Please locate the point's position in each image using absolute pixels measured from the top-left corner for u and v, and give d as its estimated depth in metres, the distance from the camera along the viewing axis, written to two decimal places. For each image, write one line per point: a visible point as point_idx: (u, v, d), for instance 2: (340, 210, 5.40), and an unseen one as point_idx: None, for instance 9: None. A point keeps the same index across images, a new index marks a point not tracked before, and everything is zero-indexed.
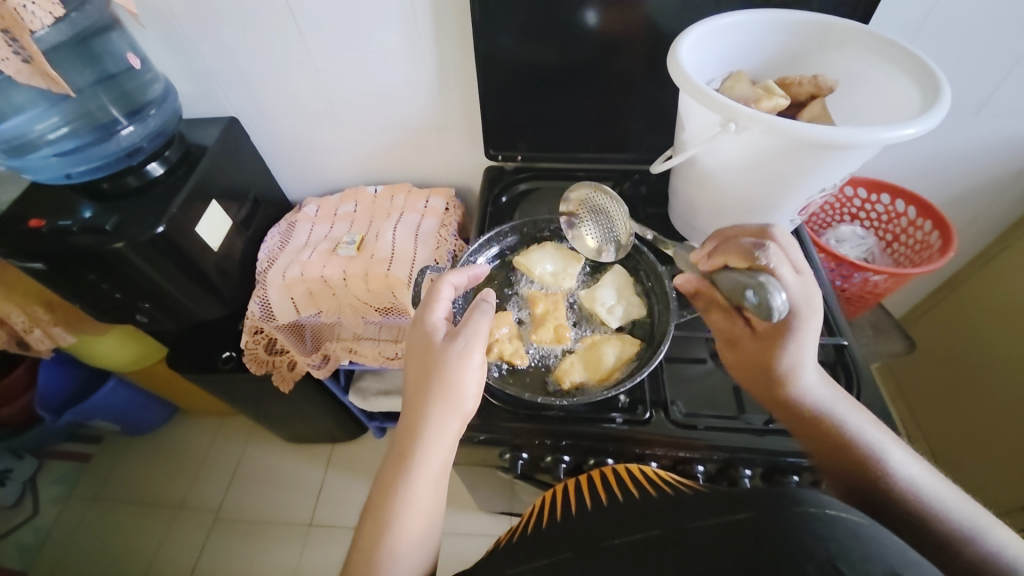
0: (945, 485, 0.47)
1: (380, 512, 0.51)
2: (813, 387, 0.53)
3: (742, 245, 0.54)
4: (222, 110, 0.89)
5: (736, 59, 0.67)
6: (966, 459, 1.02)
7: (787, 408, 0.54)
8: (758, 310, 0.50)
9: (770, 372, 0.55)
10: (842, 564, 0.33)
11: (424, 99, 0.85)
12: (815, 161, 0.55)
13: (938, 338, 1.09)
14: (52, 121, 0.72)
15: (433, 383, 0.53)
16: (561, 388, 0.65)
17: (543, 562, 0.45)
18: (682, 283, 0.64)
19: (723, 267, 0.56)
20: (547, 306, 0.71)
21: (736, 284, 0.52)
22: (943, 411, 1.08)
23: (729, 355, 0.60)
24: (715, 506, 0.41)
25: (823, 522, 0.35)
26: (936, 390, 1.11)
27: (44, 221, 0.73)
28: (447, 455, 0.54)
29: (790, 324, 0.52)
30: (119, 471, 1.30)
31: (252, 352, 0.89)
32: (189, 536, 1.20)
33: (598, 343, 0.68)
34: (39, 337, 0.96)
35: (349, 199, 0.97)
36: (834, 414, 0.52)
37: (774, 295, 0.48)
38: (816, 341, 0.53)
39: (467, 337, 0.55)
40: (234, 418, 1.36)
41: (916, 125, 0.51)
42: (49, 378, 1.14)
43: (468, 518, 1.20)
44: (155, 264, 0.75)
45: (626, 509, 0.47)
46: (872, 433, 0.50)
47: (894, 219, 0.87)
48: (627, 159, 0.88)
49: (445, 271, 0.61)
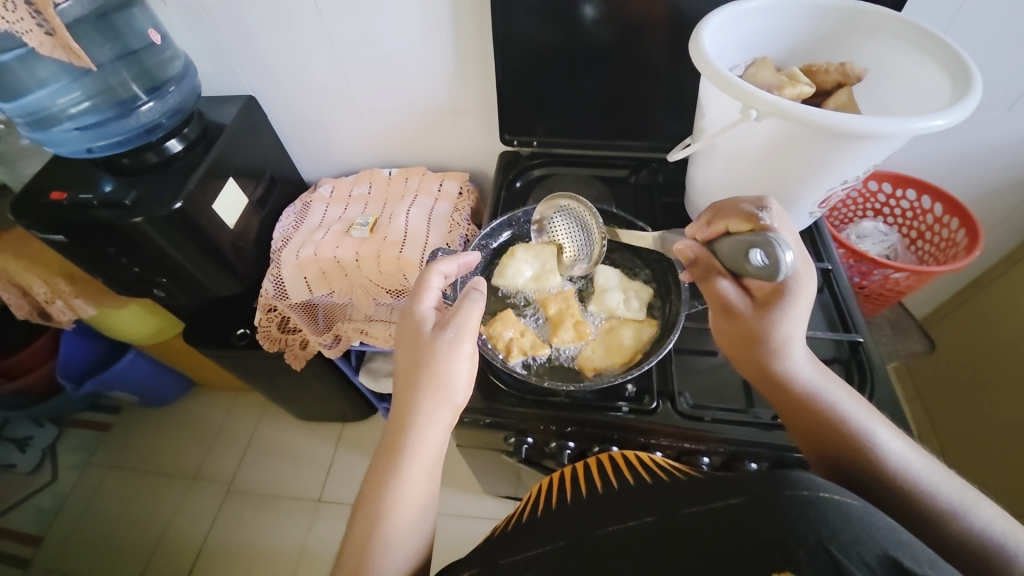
0: (926, 459, 0.47)
1: (372, 504, 0.52)
2: (802, 365, 0.52)
3: (743, 209, 0.53)
4: (240, 89, 0.89)
5: (760, 45, 0.65)
6: (982, 463, 1.00)
7: (774, 385, 0.53)
8: (764, 269, 0.48)
9: (762, 346, 0.53)
10: (832, 547, 0.36)
11: (440, 81, 0.84)
12: (837, 150, 0.54)
13: (959, 339, 1.06)
14: (75, 96, 0.73)
15: (423, 375, 0.54)
16: (587, 375, 0.66)
17: (539, 551, 0.45)
18: (682, 251, 0.59)
19: (724, 233, 0.55)
20: (560, 306, 0.70)
21: (739, 246, 0.51)
22: (959, 413, 1.06)
23: (716, 326, 0.57)
24: (708, 492, 0.43)
25: (817, 505, 0.38)
26: (955, 392, 1.08)
27: (66, 194, 0.75)
28: (439, 444, 0.55)
29: (788, 289, 0.51)
30: (135, 441, 1.34)
31: (266, 329, 0.91)
32: (200, 507, 1.23)
33: (616, 327, 0.69)
34: (61, 308, 0.98)
35: (364, 180, 0.97)
36: (823, 389, 0.51)
37: (783, 252, 0.46)
38: (806, 315, 0.52)
39: (457, 327, 0.55)
40: (249, 394, 1.39)
41: (946, 116, 0.49)
42: (71, 348, 1.17)
43: (474, 501, 1.21)
44: (172, 240, 0.76)
45: (625, 498, 0.47)
46: (861, 411, 0.50)
47: (920, 216, 0.84)
48: (646, 146, 0.87)
49: (435, 259, 0.62)
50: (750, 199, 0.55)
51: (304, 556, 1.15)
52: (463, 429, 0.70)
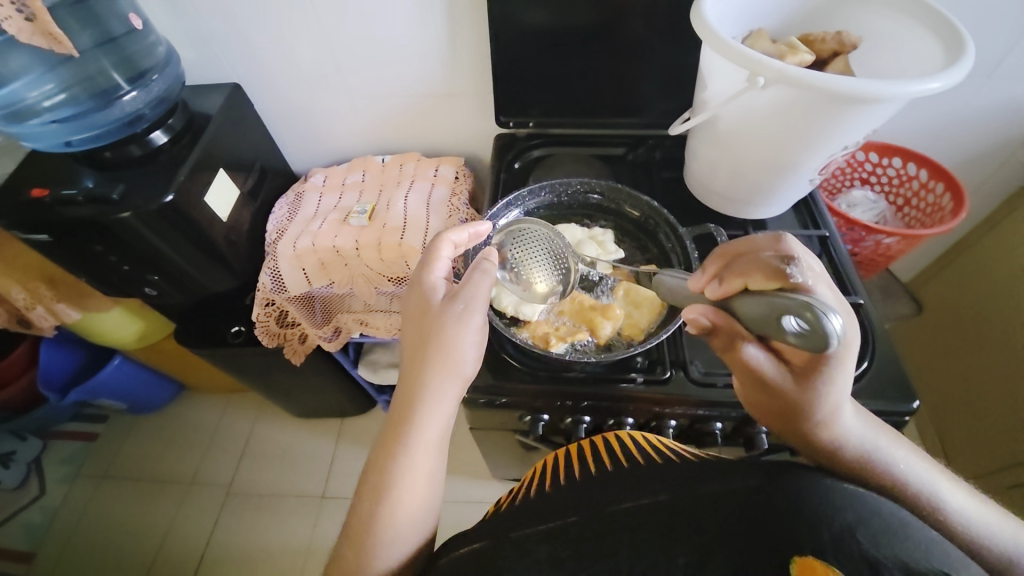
0: (984, 508, 0.49)
1: (379, 477, 0.51)
2: (851, 425, 0.50)
3: (766, 262, 0.47)
4: (224, 78, 0.86)
5: (757, 17, 0.66)
6: (966, 419, 1.05)
7: (820, 451, 0.52)
8: (808, 336, 0.41)
9: (808, 417, 0.50)
10: (859, 534, 0.37)
11: (433, 64, 0.83)
12: (840, 116, 0.55)
13: (943, 302, 1.10)
14: (47, 88, 0.70)
15: (432, 345, 0.54)
16: (640, 340, 0.67)
17: (552, 526, 0.44)
18: (696, 322, 0.53)
19: (742, 290, 0.49)
20: (575, 306, 0.69)
21: (769, 311, 0.44)
22: (945, 374, 1.11)
23: (751, 394, 0.54)
24: (715, 471, 0.44)
25: (841, 492, 0.39)
26: (938, 353, 1.13)
27: (48, 190, 0.71)
28: (446, 418, 0.55)
29: (834, 361, 0.47)
30: (125, 449, 1.30)
31: (264, 324, 0.89)
32: (199, 512, 1.21)
33: (632, 285, 0.69)
34: (42, 314, 0.95)
35: (357, 169, 0.94)
36: (877, 451, 0.50)
37: (828, 319, 0.40)
38: (851, 376, 0.49)
39: (466, 299, 0.55)
40: (242, 395, 1.36)
41: (943, 79, 0.51)
42: (50, 358, 1.12)
43: (481, 487, 1.21)
44: (162, 235, 0.74)
45: (643, 475, 0.47)
46: (916, 465, 0.50)
47: (906, 182, 0.87)
48: (641, 124, 0.87)
49: (444, 229, 0.61)
50: (769, 247, 0.49)
51: (311, 554, 1.14)
52: (476, 412, 0.71)
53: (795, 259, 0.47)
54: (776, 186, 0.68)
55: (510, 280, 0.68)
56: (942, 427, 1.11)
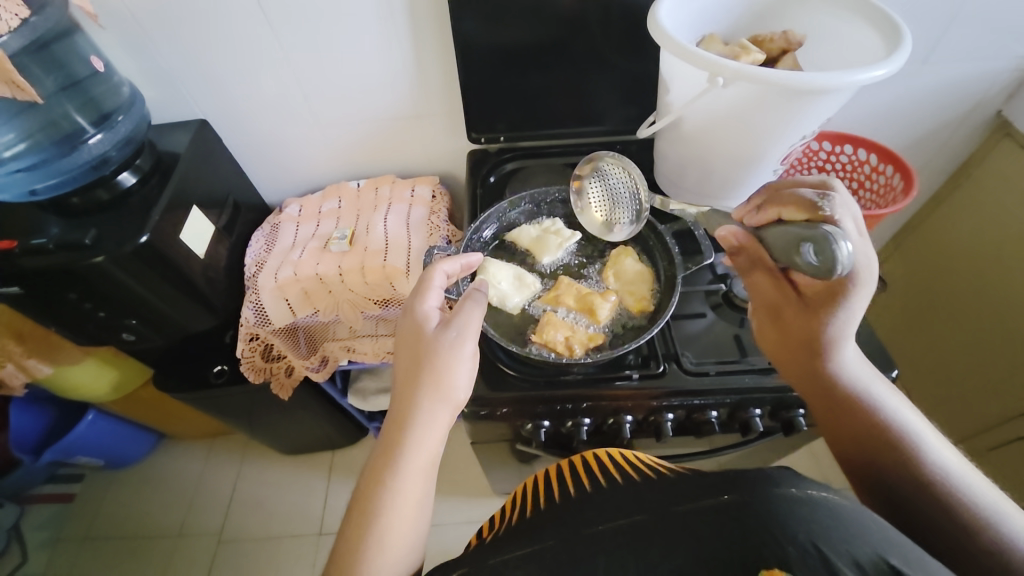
0: (969, 469, 0.49)
1: (367, 505, 0.51)
2: (848, 361, 0.54)
3: (801, 196, 0.52)
4: (190, 114, 0.86)
5: (708, 21, 0.69)
6: (935, 388, 1.11)
7: (818, 385, 0.55)
8: (817, 264, 0.45)
9: (811, 347, 0.54)
10: (821, 544, 0.39)
11: (400, 87, 0.84)
12: (796, 107, 0.59)
13: (903, 277, 1.15)
14: (7, 137, 0.67)
15: (423, 371, 0.54)
16: (647, 314, 0.70)
17: (526, 551, 0.47)
18: (727, 237, 0.60)
19: (776, 220, 0.54)
20: (573, 295, 0.70)
21: (792, 239, 0.49)
22: (914, 345, 1.16)
23: (766, 325, 0.60)
24: (693, 491, 0.46)
25: (805, 503, 0.41)
26: (902, 328, 1.18)
27: (15, 241, 0.68)
28: (437, 444, 0.54)
29: (846, 287, 0.51)
30: (106, 508, 1.23)
31: (249, 360, 0.87)
32: (192, 564, 1.16)
33: (616, 264, 0.73)
34: (12, 371, 0.90)
35: (331, 196, 0.93)
36: (870, 392, 0.53)
37: (839, 245, 0.44)
38: (860, 315, 0.52)
39: (459, 326, 0.56)
40: (226, 437, 1.31)
41: (885, 66, 0.55)
42: (21, 421, 1.07)
43: (481, 505, 1.20)
44: (139, 276, 0.72)
45: (615, 495, 0.50)
46: (909, 417, 0.52)
47: (858, 167, 0.91)
48: (607, 131, 0.90)
49: (436, 259, 0.63)
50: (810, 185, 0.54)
51: None
52: (473, 424, 0.70)
53: (832, 195, 0.52)
54: (743, 180, 0.72)
55: (578, 208, 0.78)
56: (917, 397, 1.16)
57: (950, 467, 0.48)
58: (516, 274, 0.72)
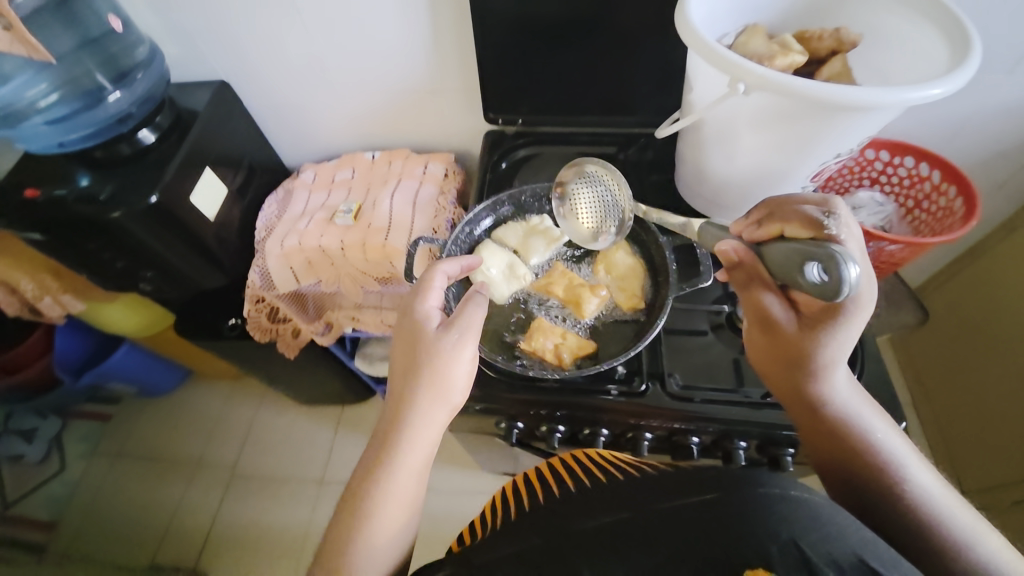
0: (956, 499, 0.46)
1: (358, 503, 0.51)
2: (840, 386, 0.50)
3: (803, 212, 0.49)
4: (212, 73, 0.86)
5: (752, 11, 0.62)
6: (969, 432, 1.02)
7: (804, 408, 0.51)
8: (826, 284, 0.42)
9: (801, 366, 0.50)
10: (802, 542, 0.39)
11: (418, 59, 0.81)
12: (830, 123, 0.52)
13: (950, 306, 1.04)
14: (42, 87, 0.71)
15: (423, 373, 0.53)
16: (640, 311, 0.67)
17: (508, 551, 0.45)
18: (725, 252, 0.54)
19: (778, 237, 0.50)
20: (565, 286, 0.68)
21: (796, 257, 0.45)
22: (950, 380, 1.06)
23: (755, 339, 0.54)
24: (673, 488, 0.45)
25: (787, 502, 0.41)
26: (941, 361, 1.08)
27: (40, 191, 0.71)
28: (431, 444, 0.54)
29: (843, 309, 0.47)
30: (136, 430, 1.34)
31: (255, 320, 0.90)
32: (207, 491, 1.26)
33: (608, 257, 0.70)
34: (50, 304, 0.97)
35: (346, 165, 0.94)
36: (858, 416, 0.50)
37: (847, 267, 0.41)
38: (855, 337, 0.48)
39: (461, 329, 0.54)
40: (246, 381, 1.39)
41: (942, 85, 0.48)
42: (65, 344, 1.16)
43: (473, 479, 1.23)
44: (152, 233, 0.75)
45: (597, 494, 0.48)
46: (894, 441, 0.49)
47: (918, 183, 0.80)
48: (633, 122, 0.84)
49: (438, 260, 0.61)
50: (812, 203, 0.49)
51: (310, 535, 1.19)
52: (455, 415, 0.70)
53: (834, 213, 0.48)
54: None
55: (562, 212, 0.73)
56: (945, 435, 1.07)
57: (928, 492, 0.46)
58: (509, 263, 0.69)
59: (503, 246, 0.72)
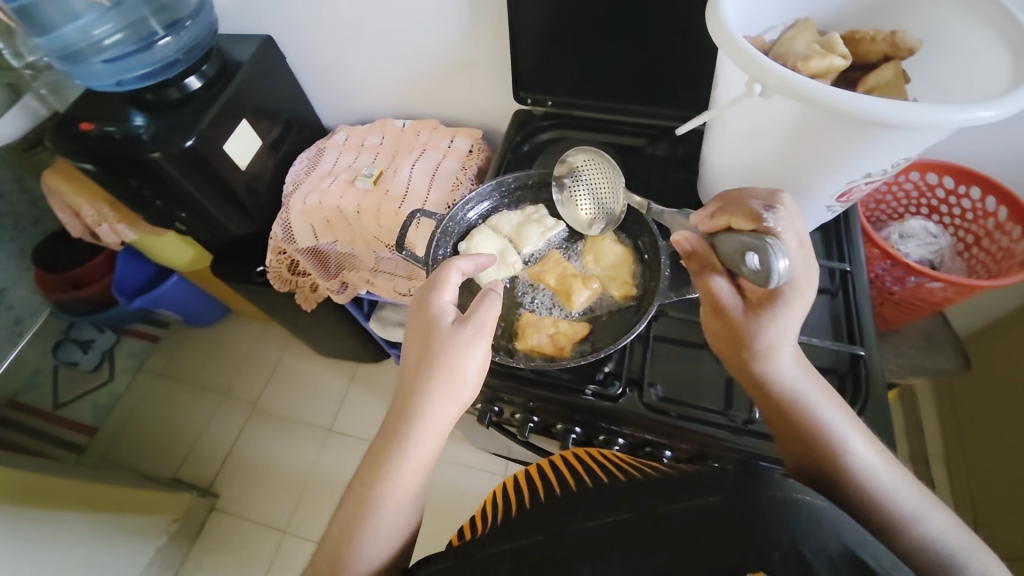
0: (897, 470, 0.46)
1: (364, 492, 0.50)
2: (786, 366, 0.49)
3: (749, 207, 0.50)
4: (260, 28, 0.89)
5: (802, 4, 0.55)
6: (995, 497, 0.92)
7: (753, 387, 0.51)
8: (758, 275, 0.47)
9: (746, 346, 0.50)
10: (803, 547, 0.37)
11: (453, 30, 0.80)
12: (855, 139, 0.47)
13: (996, 356, 0.94)
14: (108, 27, 0.76)
15: (434, 370, 0.50)
16: (631, 303, 0.66)
17: (513, 545, 0.44)
18: (680, 241, 0.56)
19: (726, 229, 0.52)
20: (556, 275, 0.68)
21: (736, 248, 0.49)
22: (987, 439, 0.96)
23: (706, 322, 0.55)
24: (679, 488, 0.42)
25: (791, 506, 0.38)
26: (981, 417, 0.98)
27: (93, 125, 0.79)
28: (440, 438, 0.52)
29: (782, 294, 0.49)
30: (177, 354, 1.47)
31: (276, 270, 0.95)
32: (230, 420, 1.36)
33: (599, 247, 0.69)
34: (107, 231, 1.07)
35: (376, 130, 0.96)
36: (805, 397, 0.48)
37: (777, 259, 0.45)
38: (797, 318, 0.49)
39: (476, 324, 0.51)
40: (275, 325, 1.48)
41: (993, 108, 0.42)
42: (125, 269, 1.27)
43: (468, 452, 1.26)
44: (187, 176, 0.80)
45: (598, 494, 0.47)
46: (840, 417, 0.48)
47: (981, 219, 0.72)
48: (666, 115, 0.79)
49: (453, 255, 0.56)
50: (757, 196, 0.50)
51: (314, 477, 1.27)
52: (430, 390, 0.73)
53: (778, 206, 0.49)
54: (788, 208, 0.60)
55: (561, 200, 0.72)
56: (969, 496, 0.98)
57: (868, 463, 0.46)
58: (502, 249, 0.69)
59: (497, 233, 0.71)
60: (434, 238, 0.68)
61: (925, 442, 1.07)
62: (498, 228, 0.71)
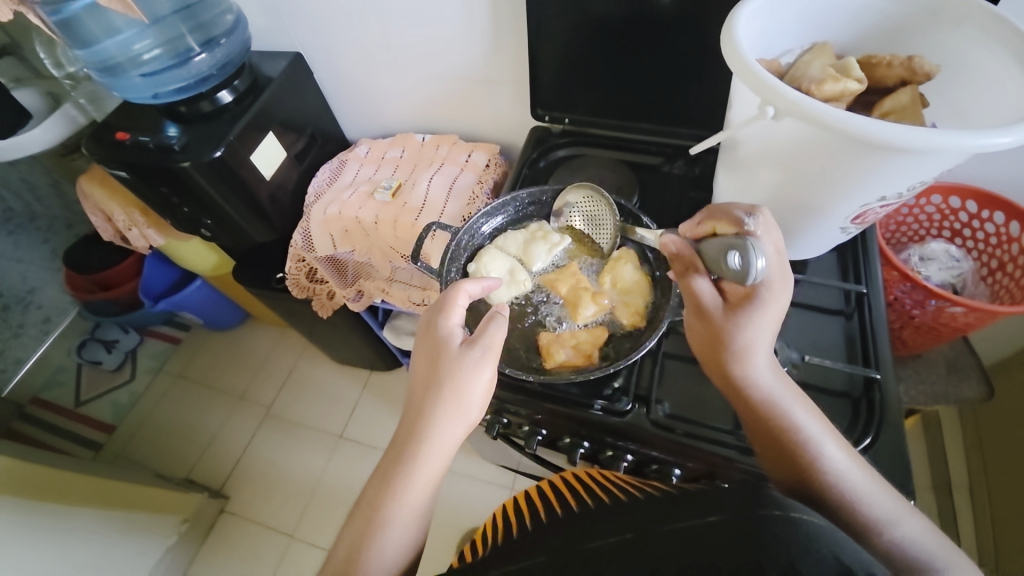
0: (868, 472, 0.48)
1: (372, 513, 0.50)
2: (763, 370, 0.50)
3: (731, 213, 0.51)
4: (290, 45, 0.93)
5: (820, 29, 0.56)
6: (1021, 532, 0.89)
7: (731, 390, 0.52)
8: (738, 274, 0.47)
9: (725, 349, 0.51)
10: (801, 567, 0.34)
11: (475, 49, 0.83)
12: (865, 164, 0.47)
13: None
14: (147, 42, 0.81)
15: (443, 391, 0.51)
16: (637, 327, 0.66)
17: (518, 566, 0.43)
18: (665, 244, 0.57)
19: (710, 234, 0.53)
20: (569, 285, 0.69)
21: (718, 250, 0.49)
22: (1012, 471, 0.93)
23: (688, 324, 0.56)
24: (686, 510, 0.42)
25: (785, 523, 0.37)
26: (1008, 448, 0.95)
27: (128, 134, 0.82)
28: (444, 460, 0.52)
29: (758, 295, 0.50)
30: (196, 356, 1.51)
31: (295, 277, 0.97)
32: (244, 424, 1.38)
33: (613, 267, 0.69)
34: (137, 235, 1.11)
35: (398, 144, 0.98)
36: (782, 400, 0.49)
37: (755, 258, 0.46)
38: (772, 322, 0.50)
39: (484, 346, 0.52)
40: (293, 331, 1.51)
41: (1011, 134, 0.42)
42: (152, 272, 1.31)
43: (477, 465, 1.26)
44: (214, 185, 0.83)
45: (600, 518, 0.47)
46: (813, 420, 0.49)
47: (1004, 244, 0.71)
48: (684, 134, 0.80)
49: (461, 277, 0.58)
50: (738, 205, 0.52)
51: (322, 484, 1.28)
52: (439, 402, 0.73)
53: (759, 213, 0.50)
54: (800, 228, 0.60)
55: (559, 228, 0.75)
56: (993, 532, 0.94)
57: (839, 465, 0.47)
58: (510, 269, 0.69)
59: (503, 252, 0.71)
60: (447, 253, 0.69)
61: (947, 472, 1.04)
62: (507, 244, 0.72)
